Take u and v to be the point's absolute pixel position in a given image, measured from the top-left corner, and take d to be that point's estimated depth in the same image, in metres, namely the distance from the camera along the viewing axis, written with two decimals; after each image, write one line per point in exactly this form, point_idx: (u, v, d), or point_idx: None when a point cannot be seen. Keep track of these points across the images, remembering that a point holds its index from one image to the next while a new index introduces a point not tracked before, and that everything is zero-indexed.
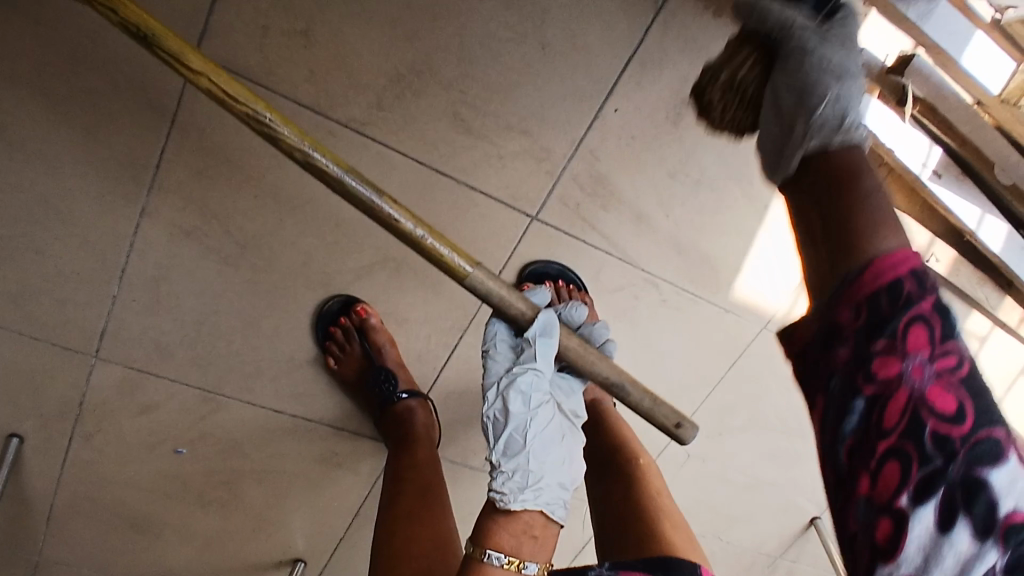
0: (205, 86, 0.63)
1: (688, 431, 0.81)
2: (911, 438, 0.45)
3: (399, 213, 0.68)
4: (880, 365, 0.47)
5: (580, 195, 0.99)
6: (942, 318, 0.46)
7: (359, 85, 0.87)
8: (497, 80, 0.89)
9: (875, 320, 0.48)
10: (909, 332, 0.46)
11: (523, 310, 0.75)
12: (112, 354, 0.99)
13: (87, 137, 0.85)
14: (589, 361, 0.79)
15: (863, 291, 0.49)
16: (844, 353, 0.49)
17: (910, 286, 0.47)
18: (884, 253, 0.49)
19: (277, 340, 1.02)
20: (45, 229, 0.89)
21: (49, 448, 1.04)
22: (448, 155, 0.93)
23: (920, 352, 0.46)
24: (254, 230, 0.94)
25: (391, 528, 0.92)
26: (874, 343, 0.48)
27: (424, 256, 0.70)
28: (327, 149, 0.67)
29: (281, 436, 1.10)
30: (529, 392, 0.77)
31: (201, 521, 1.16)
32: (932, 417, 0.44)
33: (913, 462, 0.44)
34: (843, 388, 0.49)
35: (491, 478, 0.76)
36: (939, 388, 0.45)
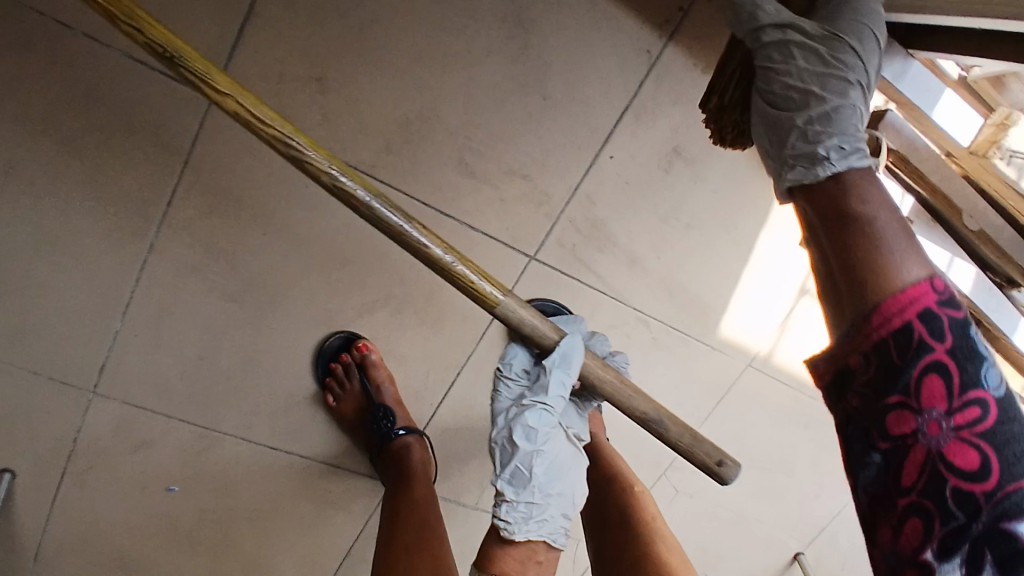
0: (238, 114, 0.67)
1: (730, 470, 0.86)
2: (929, 489, 0.51)
3: (429, 241, 0.74)
4: (899, 421, 0.54)
5: (576, 236, 1.04)
6: (960, 367, 0.52)
7: (370, 130, 0.91)
8: (500, 128, 0.95)
9: (887, 374, 0.55)
10: (925, 385, 0.53)
11: (548, 334, 0.80)
12: (110, 390, 0.98)
13: (101, 176, 0.87)
14: (625, 395, 0.83)
15: (876, 346, 0.56)
16: (868, 408, 0.56)
17: (924, 332, 0.53)
18: (893, 303, 0.55)
19: (277, 376, 1.03)
20: (53, 265, 0.90)
21: (38, 485, 1.02)
22: (452, 197, 0.97)
23: (936, 406, 0.52)
24: (261, 268, 0.96)
25: (389, 558, 0.90)
26: (891, 399, 0.54)
27: (455, 283, 0.76)
28: (354, 174, 0.72)
29: (276, 475, 1.10)
30: (537, 424, 0.81)
31: (190, 561, 1.14)
32: (950, 469, 0.51)
33: (935, 520, 0.51)
34: (863, 443, 0.57)
35: (497, 506, 0.81)
36: (958, 442, 0.51)
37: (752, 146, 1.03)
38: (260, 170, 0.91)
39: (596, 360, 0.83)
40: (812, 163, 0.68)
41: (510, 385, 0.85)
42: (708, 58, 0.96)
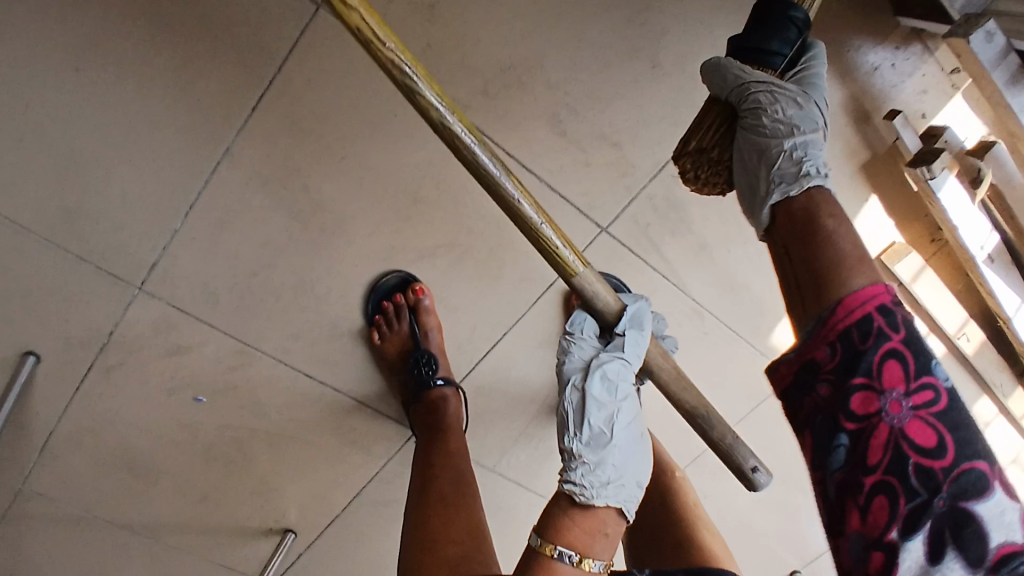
0: (359, 29, 0.57)
1: (761, 477, 0.85)
2: (894, 466, 0.52)
3: (521, 195, 0.67)
4: (859, 403, 0.55)
5: (652, 215, 1.01)
6: (915, 355, 0.55)
7: (471, 69, 0.87)
8: (602, 90, 0.91)
9: (849, 363, 0.57)
10: (886, 367, 0.55)
11: (613, 305, 0.77)
12: (156, 290, 0.96)
13: (189, 67, 0.83)
14: (682, 386, 0.82)
15: (843, 336, 0.58)
16: (830, 392, 0.57)
17: (882, 323, 0.57)
18: (857, 300, 0.58)
19: (326, 305, 1.01)
20: (123, 150, 0.87)
21: (65, 373, 1.00)
22: (538, 152, 0.94)
23: (897, 387, 0.54)
24: (332, 191, 0.93)
25: (421, 513, 0.90)
26: (854, 382, 0.56)
27: (537, 245, 0.70)
28: (460, 112, 0.64)
29: (305, 403, 1.08)
30: (611, 385, 0.78)
31: (201, 473, 1.13)
32: (911, 446, 0.52)
33: (900, 497, 0.52)
34: (827, 425, 0.57)
35: (569, 470, 0.76)
36: (917, 420, 0.53)
37: (849, 153, 1.00)
38: (352, 91, 0.88)
39: (656, 350, 0.81)
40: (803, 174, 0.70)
41: (580, 348, 0.81)
42: (826, 54, 0.93)
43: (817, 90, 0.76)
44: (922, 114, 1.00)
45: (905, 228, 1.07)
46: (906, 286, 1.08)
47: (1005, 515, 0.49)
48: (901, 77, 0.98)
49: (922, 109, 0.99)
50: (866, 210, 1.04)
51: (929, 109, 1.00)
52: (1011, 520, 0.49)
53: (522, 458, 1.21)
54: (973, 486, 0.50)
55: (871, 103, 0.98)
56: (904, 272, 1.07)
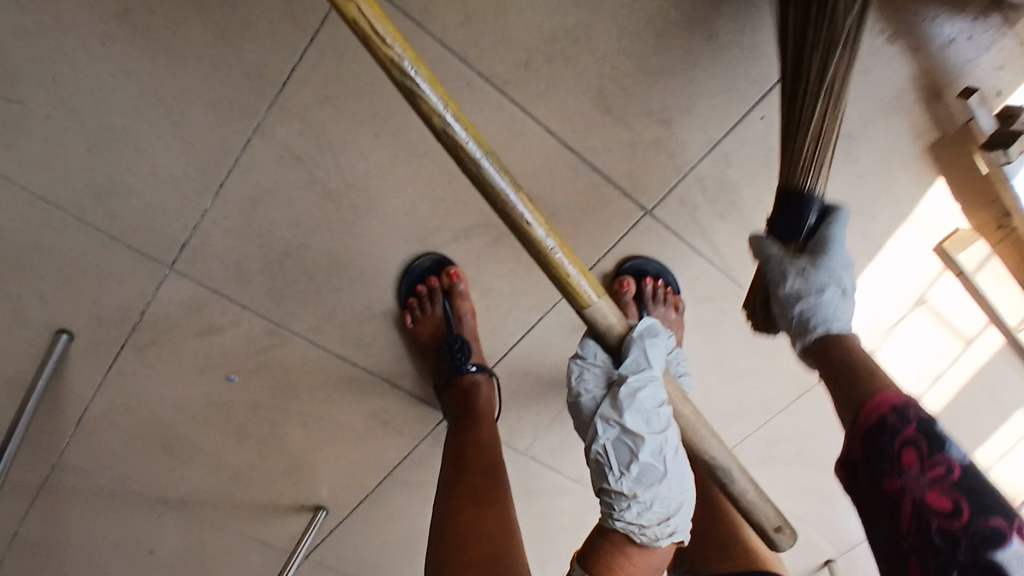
0: (357, 24, 0.55)
1: (785, 538, 0.77)
2: (921, 530, 0.62)
3: (532, 215, 0.63)
4: (889, 484, 0.65)
5: (701, 198, 0.95)
6: (928, 440, 0.64)
7: (513, 41, 0.82)
8: (653, 64, 0.85)
9: (869, 450, 0.67)
10: (903, 454, 0.65)
11: (615, 327, 0.71)
12: (187, 270, 0.94)
13: (218, 39, 0.80)
14: (698, 434, 0.73)
15: (864, 434, 0.67)
16: (866, 484, 0.67)
17: (894, 419, 0.66)
18: (874, 403, 0.68)
19: (359, 286, 0.98)
20: (153, 126, 0.84)
21: (98, 352, 1.00)
22: (581, 130, 0.89)
23: (914, 466, 0.64)
24: (366, 169, 0.89)
25: (454, 507, 0.88)
26: (882, 467, 0.65)
27: (547, 273, 0.65)
28: (467, 121, 0.60)
29: (337, 382, 1.06)
30: (647, 413, 0.70)
31: (234, 450, 1.13)
32: (932, 515, 0.62)
33: (935, 557, 0.61)
34: (865, 505, 0.68)
35: (626, 516, 0.70)
36: (937, 491, 0.62)
37: (915, 135, 0.94)
38: None
39: (675, 390, 0.73)
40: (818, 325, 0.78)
41: (593, 375, 0.74)
42: (895, 26, 0.87)
43: (841, 251, 0.80)
44: (997, 92, 0.91)
45: (973, 213, 0.99)
46: (969, 275, 1.03)
47: None
48: (979, 51, 0.88)
49: (997, 87, 0.90)
50: (931, 194, 0.98)
51: (1006, 85, 0.91)
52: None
53: (556, 442, 1.18)
54: (992, 538, 0.58)
55: (943, 79, 0.91)
56: (968, 260, 1.02)
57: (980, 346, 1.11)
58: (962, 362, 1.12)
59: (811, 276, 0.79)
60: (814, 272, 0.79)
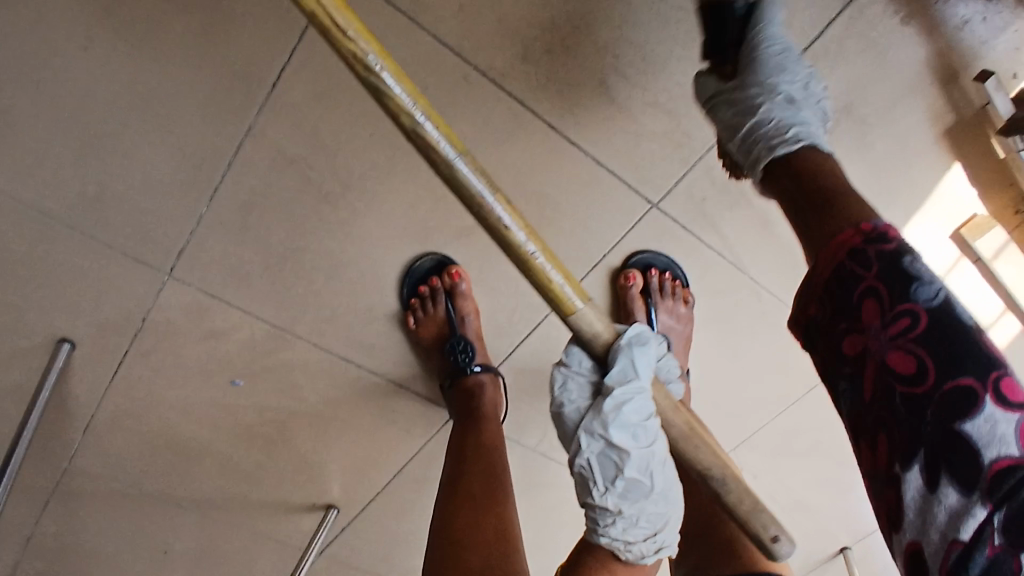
0: (310, 11, 0.50)
1: None
2: (888, 399, 0.51)
3: (511, 219, 0.56)
4: (851, 344, 0.54)
5: (709, 188, 0.91)
6: (890, 285, 0.52)
7: (510, 32, 0.79)
8: (657, 52, 0.81)
9: (841, 309, 0.55)
10: (868, 311, 0.53)
11: (603, 334, 0.64)
12: (185, 276, 0.92)
13: (204, 41, 0.77)
14: (692, 446, 0.64)
15: (826, 289, 0.56)
16: (828, 343, 0.57)
17: (855, 268, 0.54)
18: (833, 247, 0.56)
19: (361, 288, 0.96)
20: (141, 131, 0.82)
21: (101, 359, 0.99)
22: (583, 123, 0.85)
23: (877, 324, 0.52)
24: (363, 170, 0.87)
25: (454, 512, 0.87)
26: (844, 325, 0.55)
27: (531, 282, 0.59)
28: (441, 118, 0.54)
29: (343, 384, 1.05)
30: (635, 429, 0.66)
31: (243, 452, 1.13)
32: (897, 383, 0.51)
33: (891, 418, 0.51)
34: (836, 373, 0.56)
35: (609, 530, 0.70)
36: (900, 351, 0.51)
37: (931, 120, 0.90)
38: None
39: (667, 401, 0.66)
40: (768, 144, 0.69)
41: (577, 384, 0.70)
42: (911, 6, 0.83)
43: (782, 61, 0.73)
44: (1014, 74, 0.87)
45: (990, 199, 0.95)
46: (986, 262, 0.99)
47: (996, 427, 0.45)
48: (993, 32, 0.85)
49: (1013, 69, 0.87)
50: (948, 178, 0.94)
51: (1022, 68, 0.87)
52: (1003, 432, 0.45)
53: None
54: (958, 404, 0.47)
55: (962, 60, 0.86)
56: (986, 248, 0.98)
57: (997, 335, 1.06)
58: None
59: (752, 98, 0.72)
60: (751, 92, 0.73)
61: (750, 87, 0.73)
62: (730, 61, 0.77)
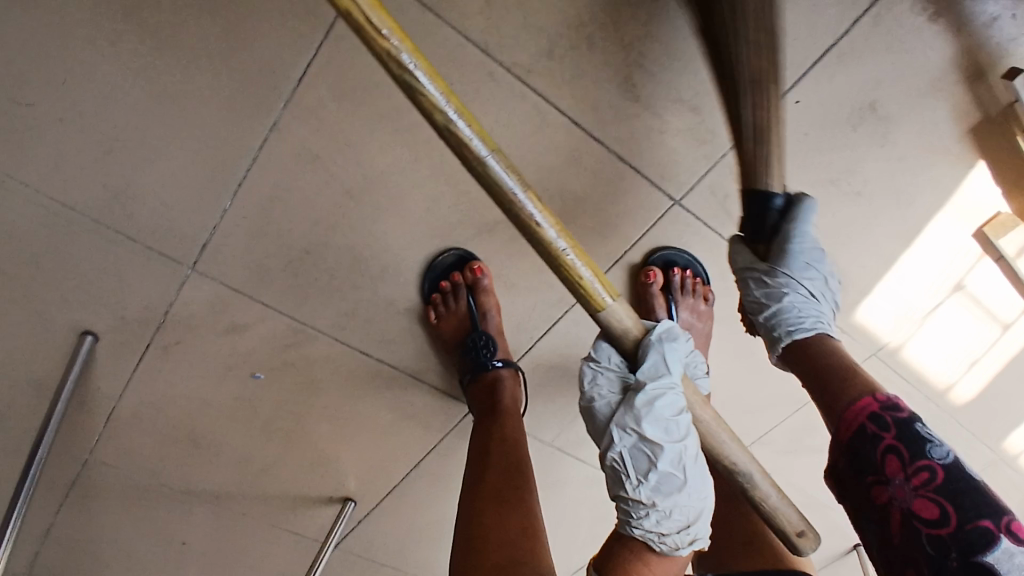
0: (346, 8, 0.49)
1: (808, 542, 0.74)
2: (914, 540, 0.61)
3: (543, 216, 0.57)
4: (877, 494, 0.65)
5: (732, 185, 0.91)
6: (908, 444, 0.64)
7: (535, 29, 0.78)
8: (682, 49, 0.81)
9: (864, 463, 0.66)
10: (887, 461, 0.64)
11: (633, 331, 0.67)
12: (208, 270, 0.93)
13: (229, 35, 0.77)
14: (719, 439, 0.70)
15: (848, 445, 0.68)
16: (855, 491, 0.67)
17: (874, 428, 0.66)
18: (849, 416, 0.68)
19: (381, 283, 0.96)
20: (166, 126, 0.82)
21: (123, 352, 1.00)
22: (606, 120, 0.85)
23: (898, 474, 0.63)
24: (385, 165, 0.87)
25: (477, 509, 0.87)
26: (869, 477, 0.65)
27: (560, 276, 0.61)
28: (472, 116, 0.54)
29: (362, 378, 1.05)
30: (666, 423, 0.69)
31: (262, 445, 1.13)
32: (921, 525, 0.61)
33: (922, 556, 0.60)
34: (868, 518, 0.66)
35: (644, 523, 0.71)
36: (922, 498, 0.62)
37: (956, 118, 0.90)
38: None
39: (695, 397, 0.70)
40: (787, 331, 0.82)
41: (606, 379, 0.74)
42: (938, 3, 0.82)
43: (809, 249, 0.81)
44: None
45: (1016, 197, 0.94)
46: (1010, 260, 0.98)
47: (1013, 557, 0.56)
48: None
49: None
50: (972, 177, 0.94)
51: None
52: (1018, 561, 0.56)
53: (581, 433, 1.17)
54: (978, 540, 0.57)
55: (988, 58, 0.86)
56: (1010, 246, 0.97)
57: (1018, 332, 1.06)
58: (1000, 349, 1.08)
59: (772, 297, 0.83)
60: (777, 291, 0.83)
61: (773, 276, 0.83)
62: (761, 243, 0.83)
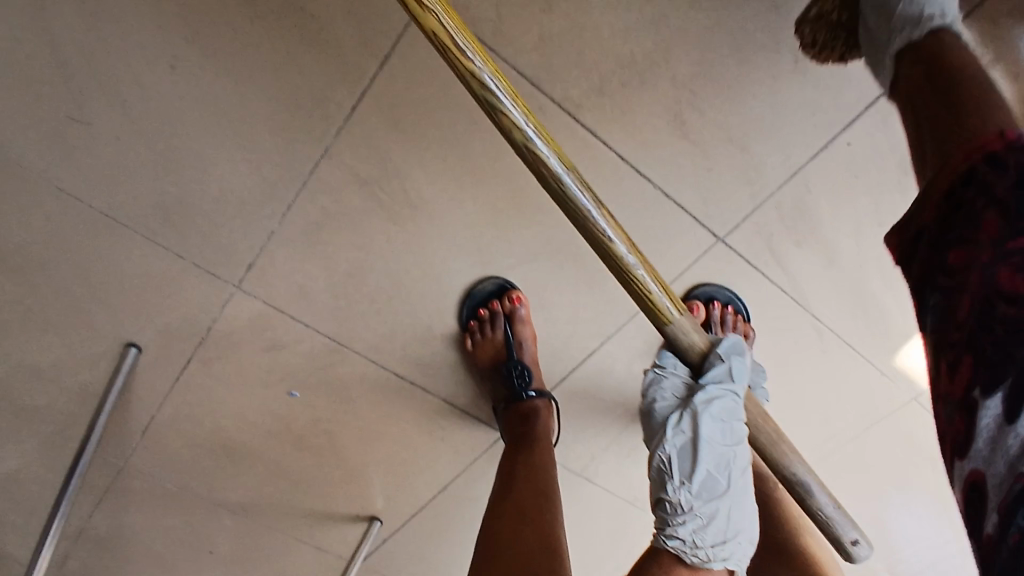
0: (437, 33, 0.56)
1: (861, 549, 0.84)
2: (976, 318, 0.44)
3: (613, 230, 0.61)
4: (954, 259, 0.47)
5: (778, 225, 0.90)
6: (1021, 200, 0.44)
7: (588, 64, 0.78)
8: (735, 87, 0.80)
9: (956, 222, 0.48)
10: (983, 225, 0.45)
11: (698, 344, 0.69)
12: (252, 288, 0.94)
13: (287, 64, 0.78)
14: (779, 451, 0.74)
15: (947, 197, 0.49)
16: (930, 264, 0.50)
17: (984, 171, 0.47)
18: (963, 155, 0.49)
19: (421, 308, 0.97)
20: (221, 149, 0.83)
21: (164, 364, 1.01)
22: (654, 155, 0.85)
23: (991, 237, 0.44)
24: (432, 193, 0.87)
25: (499, 522, 0.90)
26: (956, 239, 0.47)
27: (629, 290, 0.64)
28: (551, 136, 0.59)
29: (396, 399, 1.06)
30: (724, 427, 0.71)
31: (293, 460, 1.14)
32: (996, 302, 0.42)
33: (978, 346, 0.43)
34: (936, 303, 0.48)
35: (679, 527, 0.71)
36: (1010, 266, 0.42)
37: None
38: (455, 88, 0.80)
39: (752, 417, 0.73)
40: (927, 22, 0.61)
41: (671, 383, 0.74)
42: (998, 51, 0.80)
43: None
44: None
45: None
46: None
47: None
48: None
49: None
50: None
51: None
52: None
53: (611, 464, 1.16)
54: None
55: None
56: None
57: None
58: None
59: None
60: None
61: None
62: None
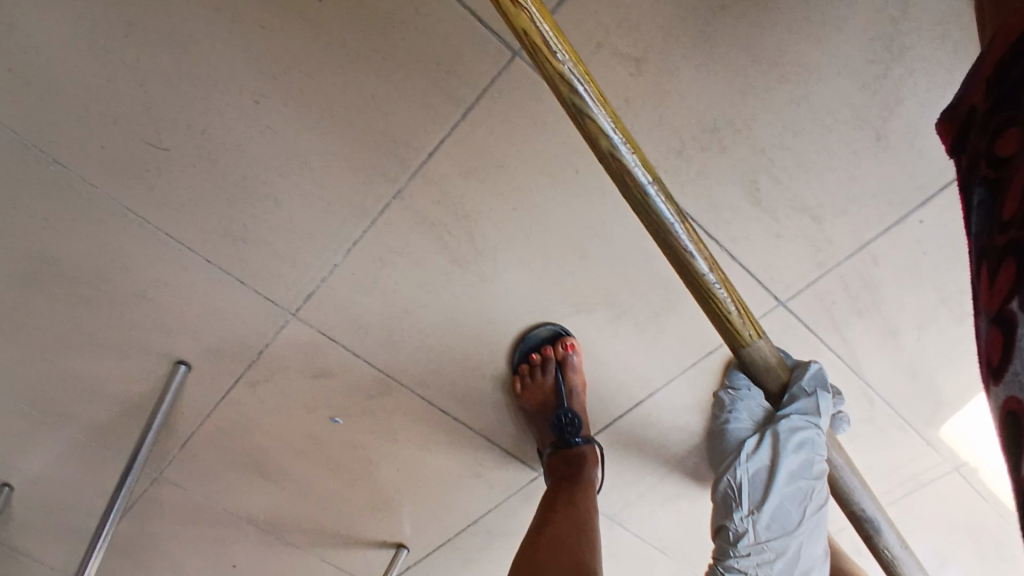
0: (530, 34, 0.56)
1: None
2: None
3: (696, 249, 0.64)
4: (1006, 142, 0.35)
5: (840, 294, 0.90)
6: None
7: (669, 127, 0.78)
8: (815, 160, 0.80)
9: (1013, 96, 0.36)
10: None
11: (779, 376, 0.74)
12: (309, 317, 0.94)
13: (369, 107, 0.78)
14: (849, 486, 0.85)
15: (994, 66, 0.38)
16: (978, 150, 0.38)
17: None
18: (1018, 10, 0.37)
19: (474, 348, 0.97)
20: (293, 182, 0.83)
21: (211, 383, 1.01)
22: (724, 219, 0.85)
23: None
24: (498, 239, 0.87)
25: (535, 553, 0.91)
26: (1009, 113, 0.36)
27: (709, 308, 0.67)
28: (638, 150, 0.61)
29: (438, 434, 1.06)
30: (803, 459, 0.86)
31: (328, 484, 1.14)
32: None
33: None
34: (980, 197, 0.37)
35: (743, 551, 0.87)
36: None
37: None
38: (532, 141, 0.80)
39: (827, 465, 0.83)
40: None
41: None
42: None
43: None
44: None
45: None
46: None
47: None
48: None
49: None
50: None
51: None
52: None
53: (646, 510, 1.16)
54: None
55: None
56: None
57: None
58: None
59: None
60: None
61: None
62: None
